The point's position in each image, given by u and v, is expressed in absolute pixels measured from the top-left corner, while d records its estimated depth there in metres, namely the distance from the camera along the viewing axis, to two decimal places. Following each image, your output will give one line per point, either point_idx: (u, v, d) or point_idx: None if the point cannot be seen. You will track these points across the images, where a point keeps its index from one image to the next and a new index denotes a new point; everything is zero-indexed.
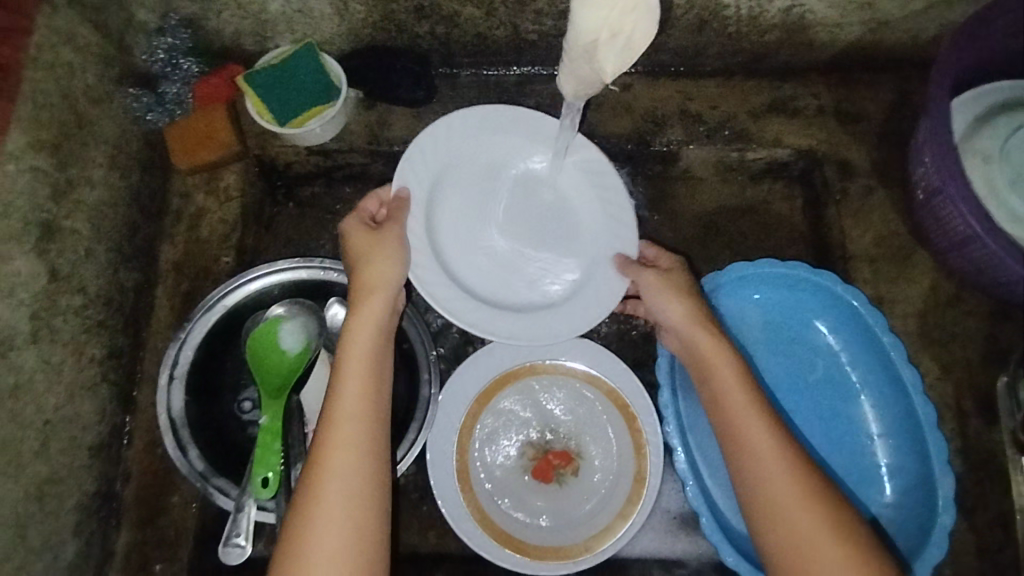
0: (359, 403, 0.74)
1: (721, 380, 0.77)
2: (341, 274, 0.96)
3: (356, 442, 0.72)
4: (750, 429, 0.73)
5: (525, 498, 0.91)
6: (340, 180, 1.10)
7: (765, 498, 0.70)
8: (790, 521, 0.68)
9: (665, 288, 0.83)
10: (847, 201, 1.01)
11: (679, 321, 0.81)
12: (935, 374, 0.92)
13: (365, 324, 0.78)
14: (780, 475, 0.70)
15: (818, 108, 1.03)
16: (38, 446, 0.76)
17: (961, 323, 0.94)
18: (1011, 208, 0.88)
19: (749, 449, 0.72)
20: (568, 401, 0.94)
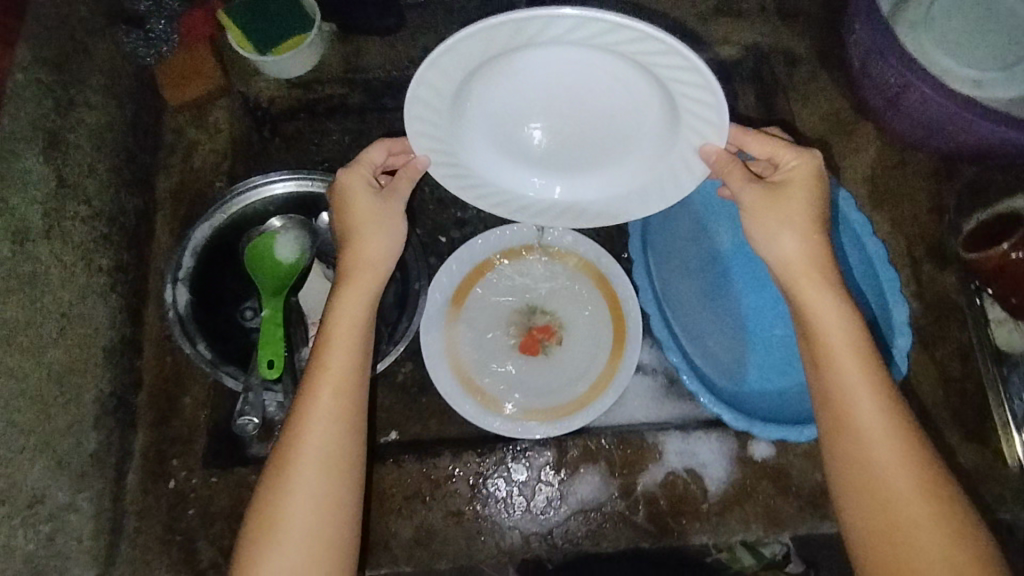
0: (337, 405, 0.73)
1: (828, 363, 0.69)
2: (326, 184, 1.02)
3: (328, 439, 0.72)
4: (857, 426, 0.66)
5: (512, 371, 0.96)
6: (323, 114, 1.17)
7: (859, 492, 0.65)
8: (876, 478, 0.65)
9: (770, 215, 0.73)
10: (792, 87, 1.09)
11: (781, 263, 0.73)
12: (887, 230, 0.99)
13: (351, 310, 0.77)
14: (889, 486, 0.64)
15: (761, 7, 1.12)
16: (56, 335, 0.82)
17: (907, 183, 1.01)
18: (936, 63, 0.95)
19: (841, 410, 0.67)
20: (549, 282, 1.00)
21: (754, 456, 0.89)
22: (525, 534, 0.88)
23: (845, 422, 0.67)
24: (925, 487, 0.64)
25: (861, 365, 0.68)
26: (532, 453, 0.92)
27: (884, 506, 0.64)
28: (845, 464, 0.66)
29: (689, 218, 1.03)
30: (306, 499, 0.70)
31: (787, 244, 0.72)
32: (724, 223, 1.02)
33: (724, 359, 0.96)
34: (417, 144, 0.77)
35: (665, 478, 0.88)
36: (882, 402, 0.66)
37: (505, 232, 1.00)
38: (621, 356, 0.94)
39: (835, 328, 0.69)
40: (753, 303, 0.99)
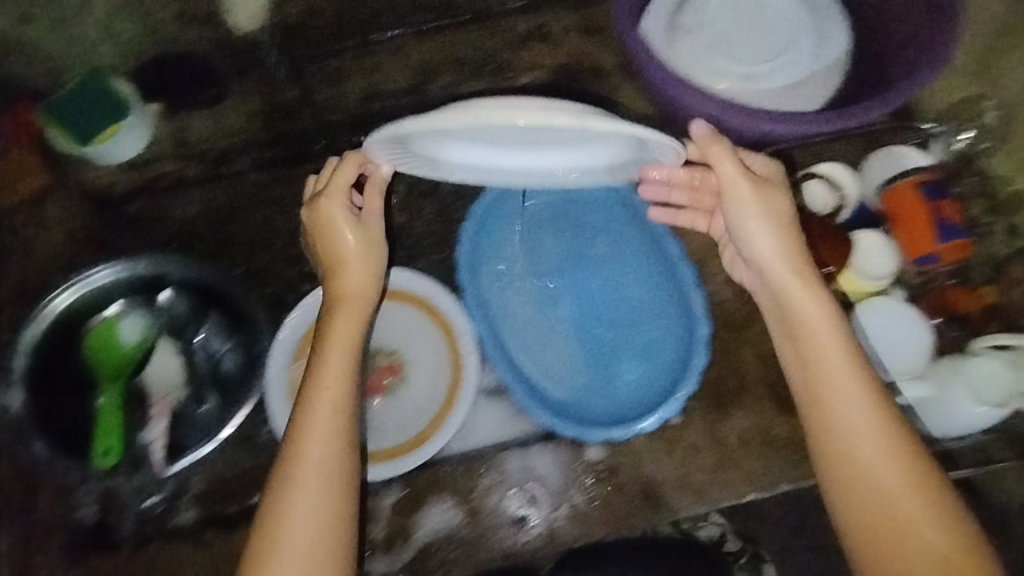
0: (339, 421, 0.77)
1: (811, 327, 0.76)
2: (162, 267, 1.06)
3: (323, 463, 0.74)
4: (843, 387, 0.72)
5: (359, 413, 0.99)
6: (163, 191, 1.17)
7: (848, 460, 0.70)
8: (856, 454, 0.70)
9: (755, 202, 0.79)
10: (602, 101, 1.14)
11: (774, 256, 0.78)
12: None
13: (343, 340, 0.81)
14: (873, 445, 0.70)
15: (564, 29, 1.18)
16: None
17: None
18: (715, 67, 1.00)
19: (828, 386, 0.73)
20: (385, 323, 1.03)
21: (588, 460, 0.93)
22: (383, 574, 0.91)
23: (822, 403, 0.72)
24: (901, 439, 0.70)
25: (845, 340, 0.74)
26: (379, 495, 0.93)
27: (895, 475, 0.69)
28: (826, 443, 0.72)
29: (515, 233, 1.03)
30: (307, 506, 0.72)
31: (767, 236, 0.79)
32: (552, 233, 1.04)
33: (561, 372, 0.98)
34: (378, 154, 0.79)
35: (507, 496, 0.93)
36: (863, 385, 0.72)
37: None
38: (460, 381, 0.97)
39: (810, 308, 0.76)
40: (582, 308, 1.00)
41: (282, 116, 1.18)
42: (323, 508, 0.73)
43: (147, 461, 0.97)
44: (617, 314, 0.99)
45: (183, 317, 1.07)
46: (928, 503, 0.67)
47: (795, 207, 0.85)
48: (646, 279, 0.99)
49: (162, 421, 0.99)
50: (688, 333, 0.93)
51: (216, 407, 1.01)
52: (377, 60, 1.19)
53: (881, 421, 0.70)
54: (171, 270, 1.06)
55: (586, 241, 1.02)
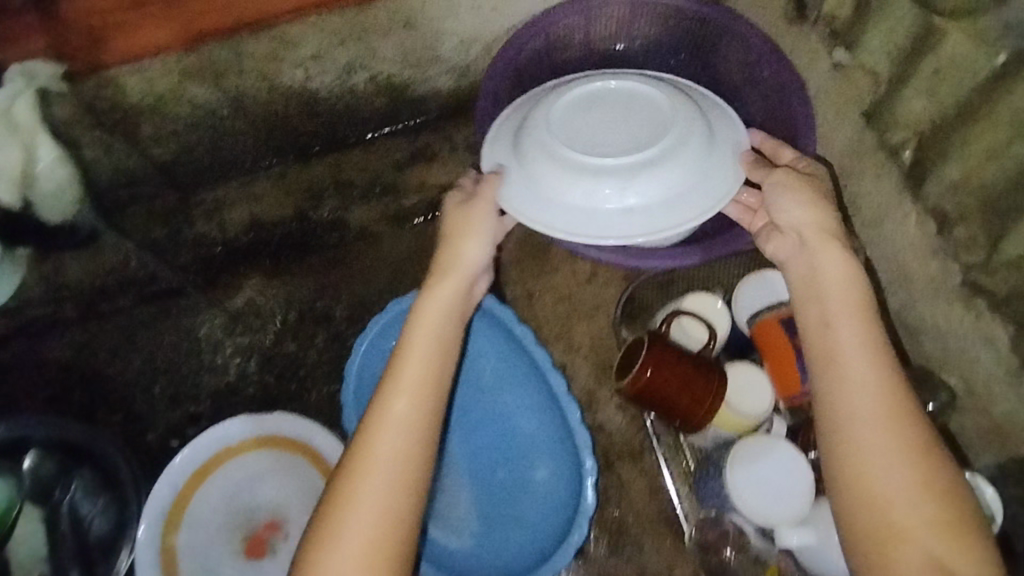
0: (420, 400, 0.67)
1: (832, 301, 0.68)
2: (31, 425, 1.00)
3: (396, 447, 0.64)
4: (852, 360, 0.65)
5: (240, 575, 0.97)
6: (41, 333, 1.14)
7: (855, 427, 0.62)
8: (864, 420, 0.62)
9: (803, 188, 0.76)
10: None
11: (807, 227, 0.73)
12: (587, 346, 1.02)
13: (432, 318, 0.72)
14: (881, 431, 0.61)
15: (451, 147, 1.20)
16: None
17: (600, 294, 1.05)
18: None
19: (834, 353, 0.66)
20: (266, 476, 1.00)
21: None
22: None
23: (835, 360, 0.65)
24: (908, 423, 0.62)
25: (853, 296, 0.68)
26: None
27: (892, 444, 0.61)
28: (832, 420, 0.63)
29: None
30: (378, 491, 0.62)
31: (794, 210, 0.75)
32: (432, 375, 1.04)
33: (451, 518, 0.94)
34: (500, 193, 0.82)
35: None
36: (872, 352, 0.65)
37: (212, 436, 0.98)
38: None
39: (835, 289, 0.69)
40: (471, 451, 0.96)
41: (161, 252, 1.15)
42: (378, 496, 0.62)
43: None
44: (506, 456, 0.95)
45: (52, 478, 1.00)
46: (929, 482, 0.59)
47: (668, 343, 0.81)
48: (533, 416, 0.95)
49: None
50: (575, 473, 0.89)
51: None
52: (257, 189, 1.16)
53: (890, 402, 0.62)
54: (41, 426, 1.01)
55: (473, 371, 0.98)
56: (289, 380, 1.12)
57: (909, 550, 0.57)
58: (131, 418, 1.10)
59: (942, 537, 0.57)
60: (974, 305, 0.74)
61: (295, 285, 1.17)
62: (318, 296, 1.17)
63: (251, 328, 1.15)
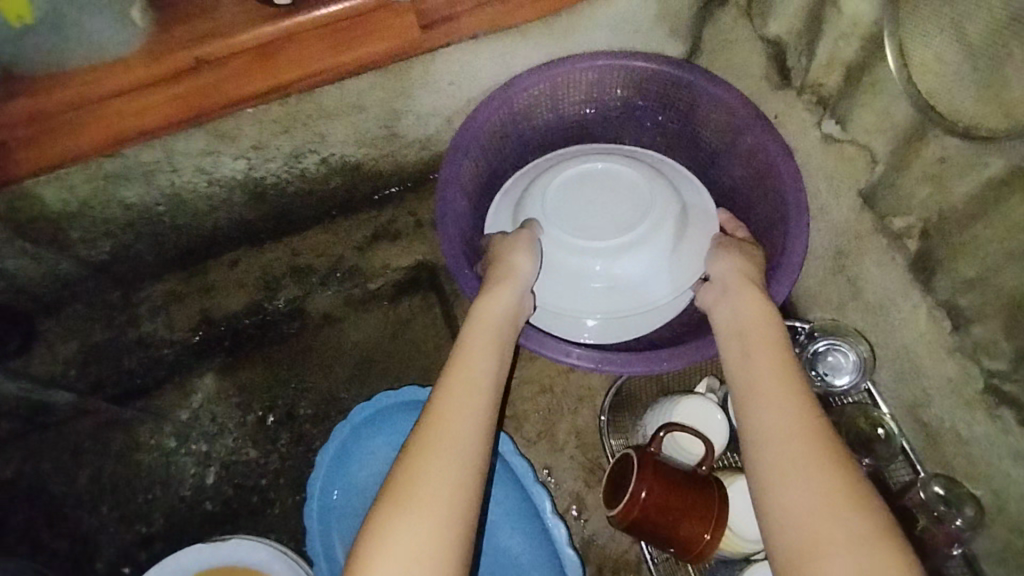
0: (462, 453, 0.61)
1: (751, 334, 0.71)
2: None
3: (454, 480, 0.59)
4: (772, 381, 0.66)
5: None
6: None
7: (766, 443, 0.61)
8: (781, 429, 0.61)
9: (738, 252, 0.83)
10: None
11: (728, 270, 0.81)
12: (574, 444, 0.93)
13: (479, 360, 0.70)
14: (792, 446, 0.60)
15: (416, 223, 1.12)
16: None
17: (585, 383, 0.97)
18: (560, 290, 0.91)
19: (755, 374, 0.67)
20: None
21: None
22: None
23: (752, 384, 0.66)
24: (829, 438, 0.60)
25: (776, 335, 0.70)
26: None
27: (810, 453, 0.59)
28: (754, 439, 0.62)
29: (365, 484, 0.99)
30: (424, 527, 0.56)
31: (722, 266, 0.82)
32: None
33: None
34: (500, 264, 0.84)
35: None
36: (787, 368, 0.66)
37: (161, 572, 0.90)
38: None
39: (761, 324, 0.72)
40: None
41: (105, 356, 1.06)
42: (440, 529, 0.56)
43: None
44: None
45: None
46: (851, 490, 0.56)
47: (660, 465, 0.72)
48: (523, 536, 0.87)
49: None
50: None
51: None
52: (209, 281, 1.09)
53: (809, 423, 0.61)
54: None
55: None
56: (252, 491, 1.03)
57: (834, 561, 0.53)
58: (78, 543, 1.01)
59: (867, 545, 0.53)
60: (999, 413, 0.68)
61: (255, 382, 1.08)
62: (281, 394, 1.08)
63: (207, 434, 1.06)
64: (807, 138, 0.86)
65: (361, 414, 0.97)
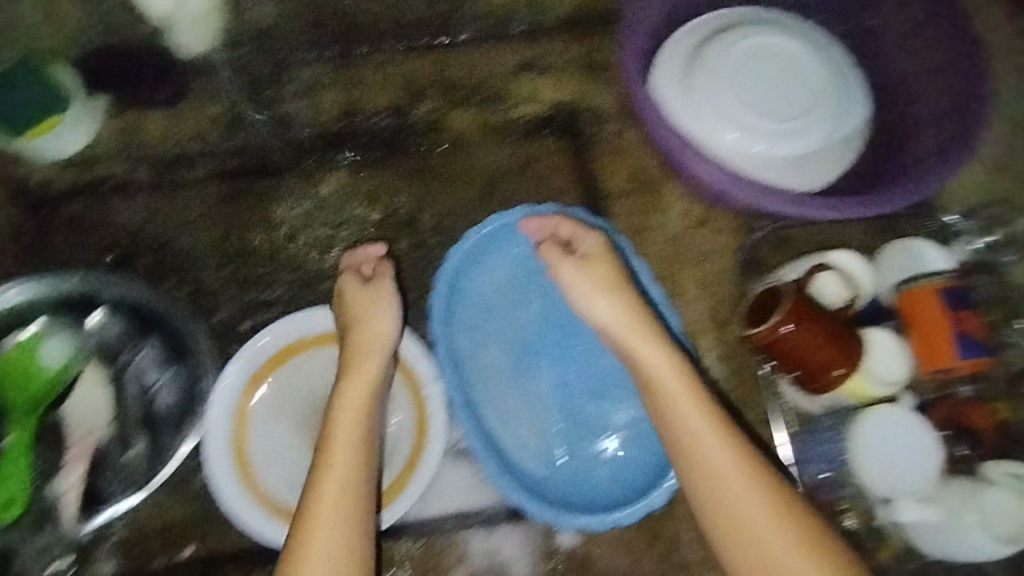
0: (352, 475, 0.78)
1: (661, 375, 0.79)
2: (108, 283, 0.95)
3: (336, 501, 0.76)
4: (694, 432, 0.76)
5: (305, 471, 0.92)
6: (107, 193, 1.07)
7: (711, 479, 0.74)
8: (709, 479, 0.74)
9: (583, 279, 0.85)
10: (600, 144, 1.07)
11: (608, 315, 0.83)
12: (692, 292, 0.98)
13: (352, 400, 0.82)
14: (699, 487, 0.75)
15: (568, 62, 1.10)
16: None
17: (713, 242, 1.00)
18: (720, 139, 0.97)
19: (678, 425, 0.77)
20: (340, 370, 0.95)
21: (557, 546, 0.87)
22: None
23: (694, 446, 0.76)
24: (778, 493, 0.73)
25: (700, 396, 0.77)
26: None
27: (728, 489, 0.73)
28: (699, 484, 0.75)
29: (482, 291, 0.98)
30: (330, 543, 0.74)
31: (601, 308, 0.83)
32: (508, 284, 0.99)
33: (529, 440, 0.92)
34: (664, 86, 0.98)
35: None
36: (717, 426, 0.76)
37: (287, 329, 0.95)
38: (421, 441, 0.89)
39: (669, 373, 0.78)
40: (570, 376, 0.95)
41: (244, 125, 1.09)
42: (336, 538, 0.75)
43: (49, 517, 0.87)
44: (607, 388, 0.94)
45: (118, 339, 0.95)
46: (777, 515, 0.72)
47: (807, 302, 0.77)
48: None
49: (79, 466, 0.87)
50: None
51: (149, 450, 0.90)
52: (356, 76, 1.11)
53: (760, 478, 0.73)
54: (120, 286, 0.95)
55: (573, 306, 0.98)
56: None
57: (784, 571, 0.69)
58: (199, 294, 1.06)
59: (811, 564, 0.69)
60: None
61: (382, 183, 1.11)
62: (404, 200, 1.10)
63: (329, 223, 1.09)
64: (999, 30, 0.88)
65: (495, 223, 0.97)
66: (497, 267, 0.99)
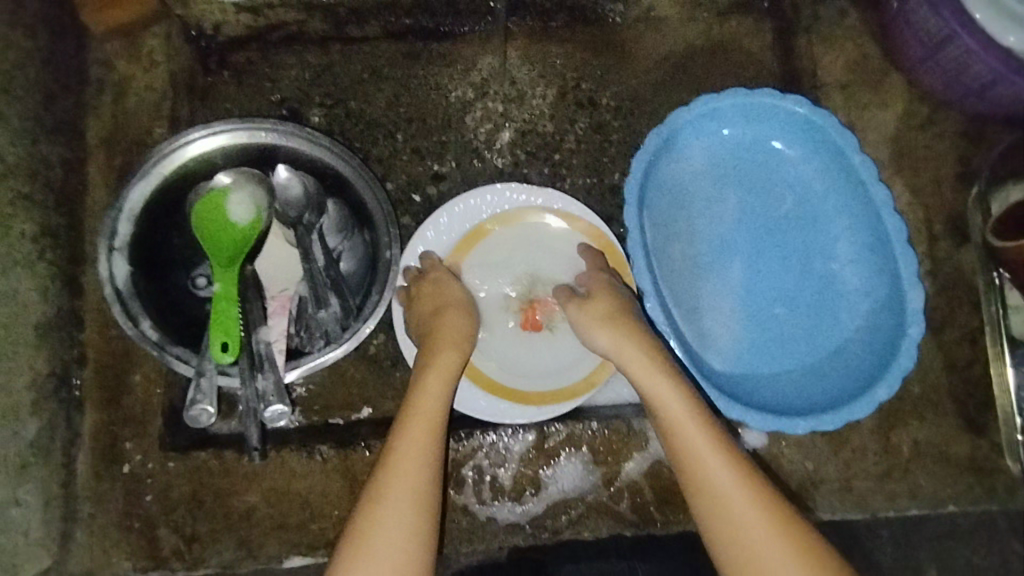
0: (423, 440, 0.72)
1: (664, 401, 0.73)
2: (289, 137, 0.91)
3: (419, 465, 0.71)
4: (712, 461, 0.69)
5: (516, 355, 0.88)
6: (277, 43, 1.00)
7: (717, 500, 0.67)
8: (731, 511, 0.67)
9: (592, 305, 0.80)
10: (817, 27, 0.97)
11: (610, 342, 0.77)
12: (907, 199, 0.90)
13: (446, 371, 0.76)
14: (732, 508, 0.67)
15: None
16: (7, 319, 0.76)
17: (935, 147, 0.91)
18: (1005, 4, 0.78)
19: (685, 439, 0.71)
20: (547, 246, 0.90)
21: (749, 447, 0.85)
22: (518, 515, 0.85)
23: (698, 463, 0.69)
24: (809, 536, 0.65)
25: (701, 418, 0.71)
26: (510, 444, 0.87)
27: (755, 518, 0.66)
28: (707, 506, 0.68)
29: (672, 180, 0.91)
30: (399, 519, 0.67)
31: (601, 339, 0.78)
32: (707, 171, 0.91)
33: (717, 340, 0.87)
34: None
35: (650, 468, 0.86)
36: (719, 444, 0.70)
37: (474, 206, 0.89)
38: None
39: (673, 394, 0.73)
40: (772, 279, 0.88)
41: None
42: (420, 507, 0.69)
43: (267, 364, 0.81)
44: (813, 293, 0.88)
45: (304, 199, 0.91)
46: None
47: None
48: (856, 252, 0.87)
49: (279, 321, 0.87)
50: (888, 320, 0.83)
51: (340, 311, 0.88)
52: None
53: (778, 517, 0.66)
54: (301, 141, 0.91)
55: (775, 202, 0.90)
56: (543, 161, 1.00)
57: None
58: (370, 160, 0.99)
59: None
60: None
61: (567, 54, 1.02)
62: (587, 74, 1.01)
63: (505, 95, 1.01)
64: None
65: (706, 103, 0.88)
66: (694, 152, 0.91)
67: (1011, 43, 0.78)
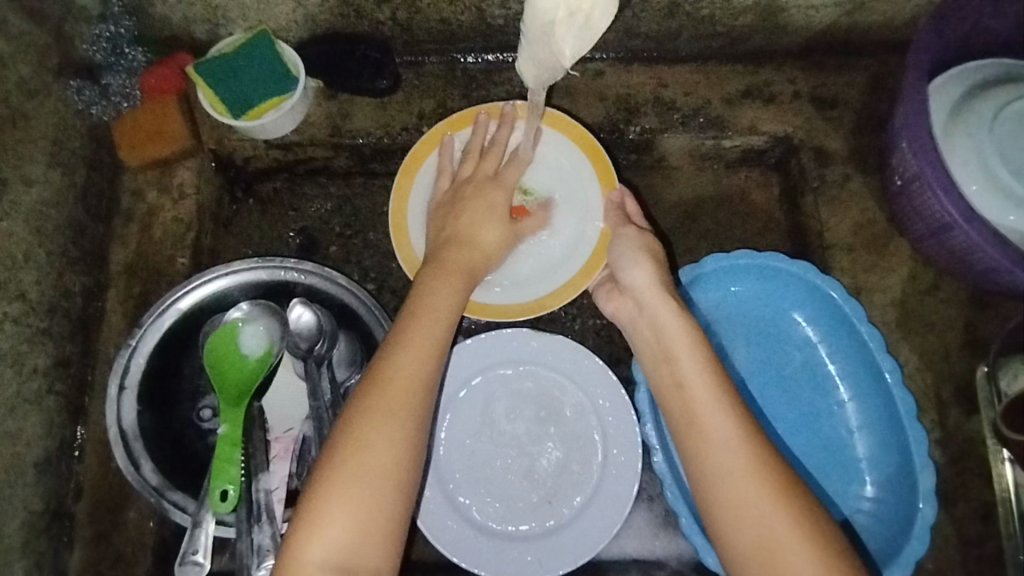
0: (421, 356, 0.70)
1: (671, 343, 0.74)
2: (303, 273, 0.92)
3: (413, 374, 0.69)
4: (709, 412, 0.68)
5: (514, 269, 0.92)
6: (303, 175, 1.03)
7: (706, 445, 0.66)
8: (713, 454, 0.66)
9: (630, 248, 0.84)
10: (824, 188, 0.98)
11: (647, 279, 0.79)
12: (914, 364, 0.91)
13: (443, 293, 0.76)
14: (722, 457, 0.65)
15: (794, 93, 1.01)
16: (8, 460, 0.77)
17: (941, 313, 0.93)
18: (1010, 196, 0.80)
19: (682, 389, 0.71)
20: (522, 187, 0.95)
21: None
22: None
23: (691, 412, 0.69)
24: (793, 490, 0.63)
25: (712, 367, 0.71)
26: None
27: (744, 461, 0.64)
28: (693, 454, 0.67)
29: None
30: (386, 427, 0.65)
31: (639, 271, 0.81)
32: (722, 329, 0.92)
33: None
34: (932, 95, 0.88)
35: None
36: (721, 392, 0.69)
37: (484, 347, 0.91)
38: (622, 478, 0.86)
39: (679, 332, 0.74)
40: (782, 438, 0.89)
41: None
42: (412, 414, 0.67)
43: (265, 514, 0.78)
44: (821, 458, 0.88)
45: (315, 333, 0.87)
46: (813, 544, 0.60)
47: None
48: (863, 417, 0.88)
49: (278, 466, 0.87)
50: (903, 492, 0.83)
51: None
52: (572, 84, 1.01)
53: (762, 464, 0.64)
54: (315, 278, 0.93)
55: (784, 361, 0.91)
56: None
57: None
58: (383, 289, 1.00)
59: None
60: None
61: None
62: None
63: None
64: None
65: (716, 262, 0.90)
66: (703, 307, 0.92)
67: (1010, 223, 0.82)
